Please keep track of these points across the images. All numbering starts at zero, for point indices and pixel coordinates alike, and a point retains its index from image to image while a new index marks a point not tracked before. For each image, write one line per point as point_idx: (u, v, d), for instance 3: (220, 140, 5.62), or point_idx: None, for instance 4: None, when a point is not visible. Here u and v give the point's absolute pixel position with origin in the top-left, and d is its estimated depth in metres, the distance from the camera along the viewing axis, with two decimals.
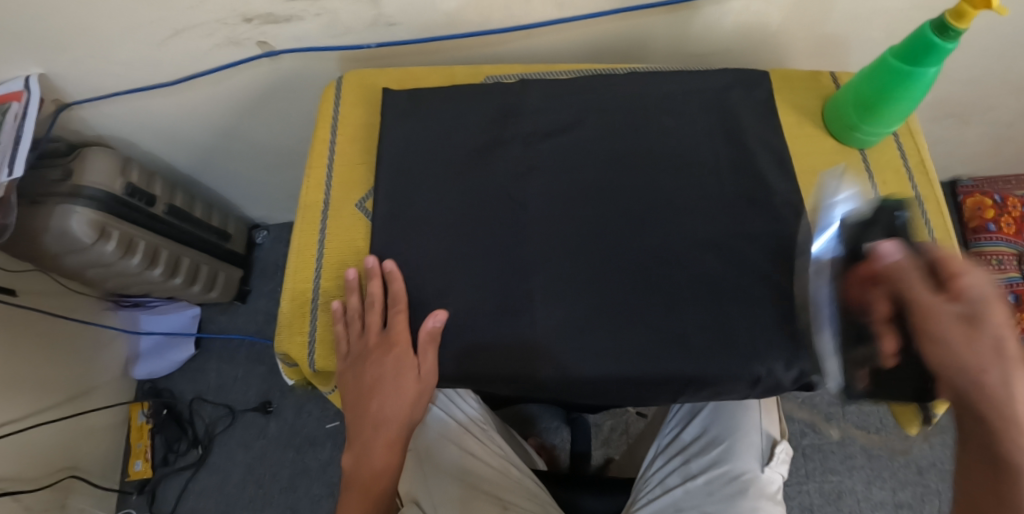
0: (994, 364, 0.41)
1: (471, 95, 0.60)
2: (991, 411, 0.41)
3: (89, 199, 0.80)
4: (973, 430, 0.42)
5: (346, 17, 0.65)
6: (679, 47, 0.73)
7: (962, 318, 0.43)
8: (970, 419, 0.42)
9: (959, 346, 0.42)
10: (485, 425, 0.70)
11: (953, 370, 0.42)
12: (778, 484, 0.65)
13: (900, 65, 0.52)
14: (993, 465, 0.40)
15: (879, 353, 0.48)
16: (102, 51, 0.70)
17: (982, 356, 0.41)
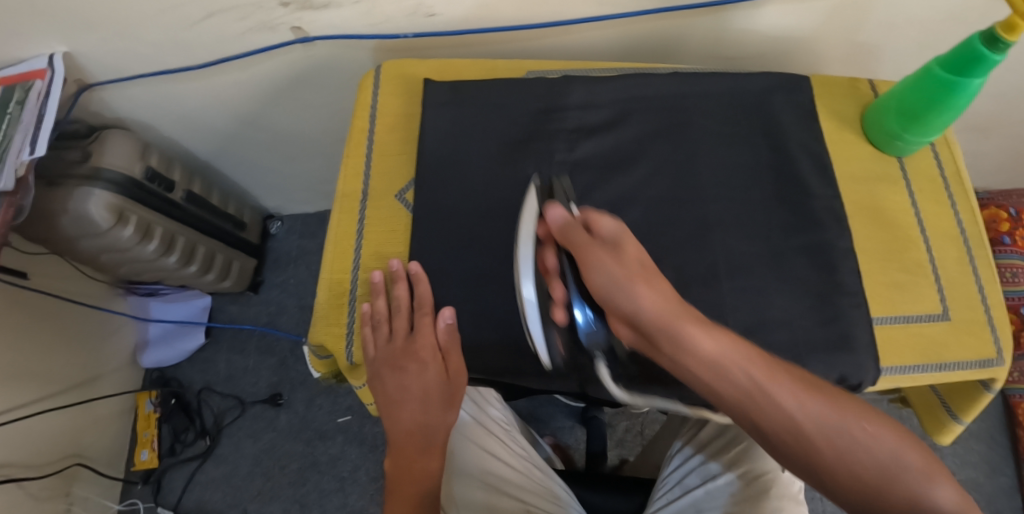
0: (686, 319, 0.41)
1: (514, 89, 0.59)
2: (727, 375, 0.41)
3: (108, 182, 0.79)
4: (791, 433, 0.40)
5: (386, 5, 0.64)
6: (714, 49, 0.73)
7: (591, 259, 0.42)
8: (791, 440, 0.40)
9: (637, 291, 0.41)
10: (507, 426, 0.69)
11: (665, 327, 0.41)
12: (801, 484, 0.60)
13: (945, 74, 0.52)
14: (833, 457, 0.39)
15: (558, 327, 0.46)
16: (132, 31, 0.69)
17: (678, 312, 0.41)
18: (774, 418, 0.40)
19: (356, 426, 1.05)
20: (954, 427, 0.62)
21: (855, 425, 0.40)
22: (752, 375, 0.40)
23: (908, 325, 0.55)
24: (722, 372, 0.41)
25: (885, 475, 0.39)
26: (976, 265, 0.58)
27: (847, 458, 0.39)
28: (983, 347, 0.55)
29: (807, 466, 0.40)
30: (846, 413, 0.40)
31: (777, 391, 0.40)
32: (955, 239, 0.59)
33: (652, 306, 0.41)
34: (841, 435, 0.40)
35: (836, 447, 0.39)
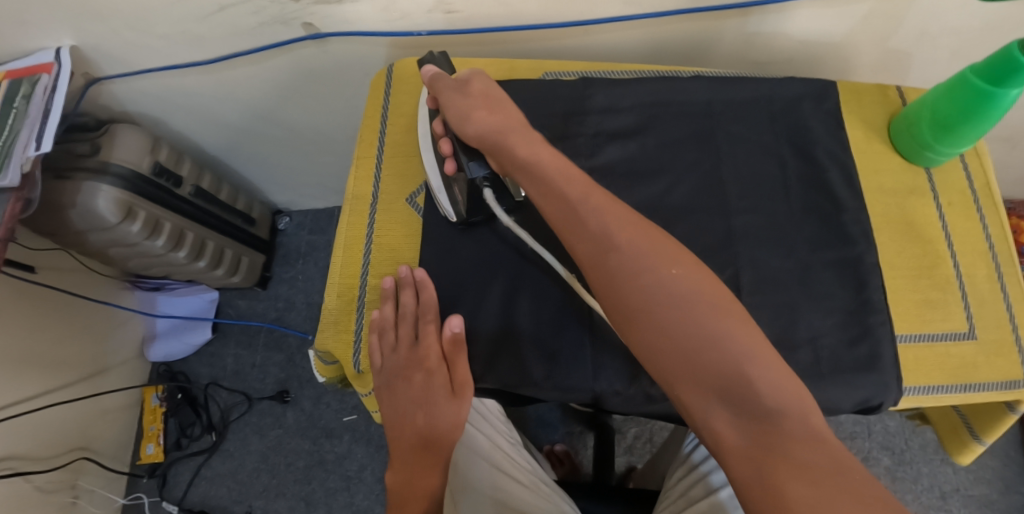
0: (517, 132, 0.46)
1: (532, 92, 0.58)
2: (560, 196, 0.42)
3: (115, 176, 0.78)
4: (641, 310, 0.37)
5: (402, 2, 0.62)
6: (738, 52, 0.71)
7: (446, 99, 0.50)
8: (636, 298, 0.38)
9: (479, 115, 0.47)
10: (512, 441, 0.67)
11: (500, 139, 0.46)
12: None
13: (983, 84, 0.50)
14: (690, 356, 0.36)
15: (455, 179, 0.51)
16: (142, 25, 0.68)
17: (516, 128, 0.47)
18: (624, 278, 0.38)
19: (363, 425, 1.04)
20: (977, 447, 0.61)
21: (723, 320, 0.36)
22: (607, 227, 0.40)
23: (934, 343, 0.53)
24: (555, 173, 0.44)
25: (743, 378, 0.35)
26: (1004, 283, 0.56)
27: (705, 355, 0.35)
28: (1010, 369, 0.53)
29: (650, 345, 0.37)
30: (708, 304, 0.37)
31: (636, 253, 0.39)
32: (984, 255, 0.57)
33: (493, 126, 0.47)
34: (701, 318, 0.36)
35: (698, 346, 0.36)
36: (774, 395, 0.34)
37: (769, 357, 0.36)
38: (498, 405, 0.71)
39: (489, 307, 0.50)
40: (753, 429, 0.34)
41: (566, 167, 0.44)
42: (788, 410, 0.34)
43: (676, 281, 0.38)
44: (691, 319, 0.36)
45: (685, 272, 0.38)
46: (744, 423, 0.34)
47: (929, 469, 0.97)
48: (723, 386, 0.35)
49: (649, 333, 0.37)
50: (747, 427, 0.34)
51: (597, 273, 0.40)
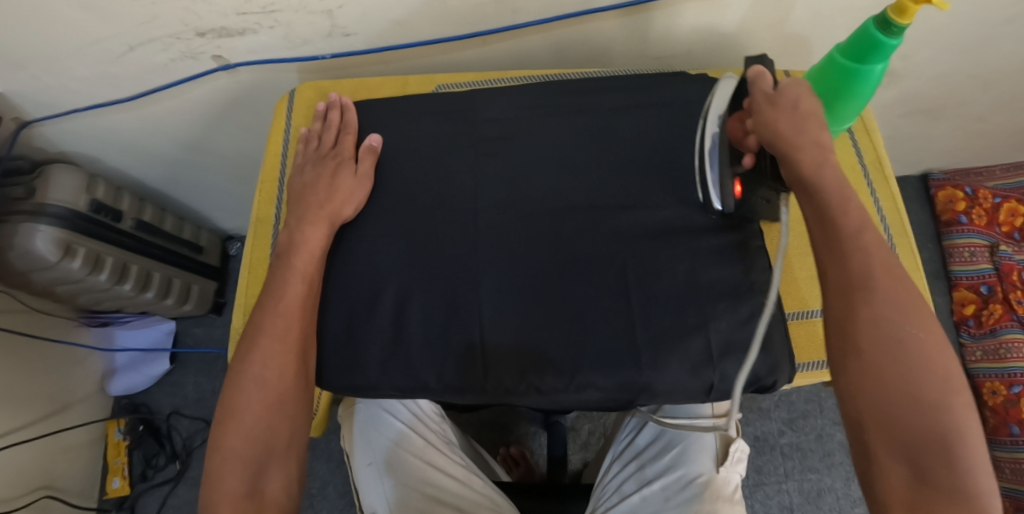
0: (809, 152, 0.43)
1: (421, 107, 0.61)
2: (833, 228, 0.44)
3: (52, 216, 0.79)
4: (866, 352, 0.41)
5: (299, 28, 0.64)
6: (637, 50, 0.73)
7: (761, 104, 0.45)
8: (868, 341, 0.41)
9: (786, 127, 0.44)
10: (449, 436, 0.67)
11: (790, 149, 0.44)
12: (735, 483, 0.62)
13: (847, 63, 0.51)
14: (894, 409, 0.40)
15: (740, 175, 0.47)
16: (58, 68, 0.69)
17: (814, 150, 0.43)
18: (863, 320, 0.42)
19: (323, 442, 1.04)
20: None
21: (945, 392, 0.39)
22: (863, 271, 0.42)
23: (812, 321, 0.61)
24: (840, 200, 0.43)
25: (935, 442, 0.39)
26: (897, 253, 0.58)
27: (906, 412, 0.40)
28: None
29: (858, 381, 0.41)
30: (934, 367, 0.40)
31: (890, 305, 0.41)
32: (875, 228, 0.59)
33: (786, 135, 0.44)
34: (924, 385, 0.40)
35: (902, 401, 0.40)
36: (966, 474, 0.38)
37: (975, 435, 0.39)
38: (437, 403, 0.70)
39: (384, 319, 0.53)
40: (920, 488, 0.39)
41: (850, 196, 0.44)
42: (970, 487, 0.38)
43: (925, 341, 0.40)
44: (910, 373, 0.40)
45: (931, 334, 0.41)
46: (911, 477, 0.39)
47: None
48: (913, 448, 0.39)
49: (863, 376, 0.41)
50: (917, 483, 0.39)
51: (836, 307, 0.43)
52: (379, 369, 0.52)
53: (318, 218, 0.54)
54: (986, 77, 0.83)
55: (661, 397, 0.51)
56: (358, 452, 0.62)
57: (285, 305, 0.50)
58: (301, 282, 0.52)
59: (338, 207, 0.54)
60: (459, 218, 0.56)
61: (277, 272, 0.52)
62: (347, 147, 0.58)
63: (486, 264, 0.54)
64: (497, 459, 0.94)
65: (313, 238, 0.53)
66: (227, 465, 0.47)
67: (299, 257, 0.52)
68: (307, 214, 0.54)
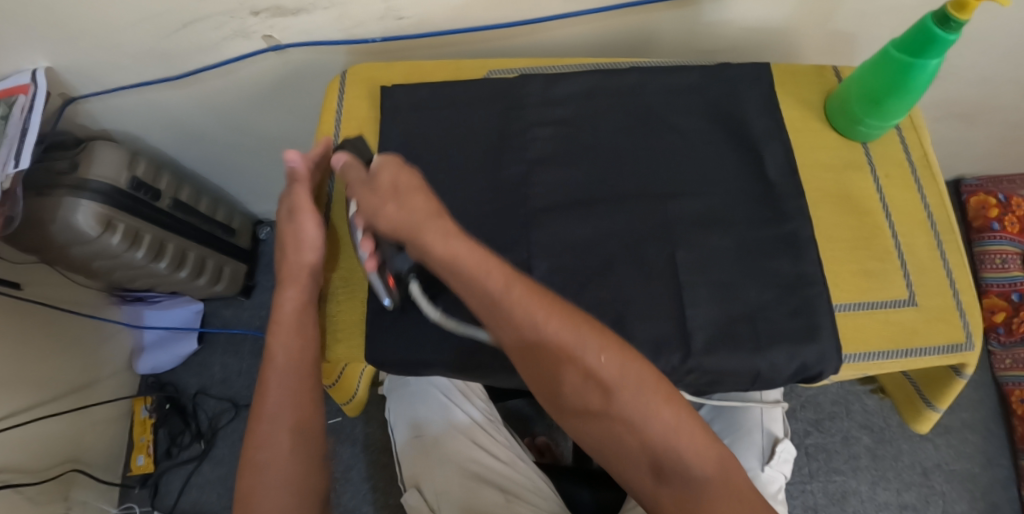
0: (428, 224, 0.44)
1: (473, 89, 0.61)
2: (481, 292, 0.43)
3: (94, 192, 0.80)
4: (567, 395, 0.41)
5: (353, 10, 0.65)
6: (684, 43, 0.73)
7: (363, 191, 0.49)
8: (562, 384, 0.41)
9: (391, 210, 0.46)
10: (493, 418, 0.70)
11: (419, 233, 0.45)
12: (778, 482, 0.65)
13: (903, 57, 0.51)
14: (614, 441, 0.41)
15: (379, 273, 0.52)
16: (110, 44, 0.71)
17: (426, 223, 0.45)
18: (553, 372, 0.41)
19: (347, 427, 1.05)
20: (936, 416, 0.61)
21: (643, 401, 0.39)
22: (533, 338, 0.41)
23: (874, 311, 0.54)
24: (469, 277, 0.43)
25: (655, 445, 0.40)
26: (944, 250, 0.57)
27: (624, 434, 0.40)
28: (952, 332, 0.54)
29: (577, 415, 0.42)
30: (633, 393, 0.40)
31: (576, 353, 0.40)
32: (923, 224, 0.58)
33: (403, 222, 0.46)
34: (622, 408, 0.40)
35: (614, 425, 0.40)
36: (689, 460, 0.39)
37: (685, 425, 0.40)
38: (481, 387, 0.73)
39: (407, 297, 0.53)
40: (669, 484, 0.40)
41: (488, 264, 0.43)
42: (701, 470, 0.39)
43: (611, 370, 0.40)
44: (614, 410, 0.40)
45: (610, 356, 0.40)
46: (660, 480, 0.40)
47: (909, 446, 0.97)
48: (644, 453, 0.40)
49: (580, 412, 0.42)
50: (662, 481, 0.40)
51: (529, 369, 0.43)
52: (434, 349, 0.52)
53: (291, 279, 0.54)
54: None
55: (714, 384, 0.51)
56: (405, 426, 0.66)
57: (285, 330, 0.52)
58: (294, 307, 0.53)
59: (304, 263, 0.55)
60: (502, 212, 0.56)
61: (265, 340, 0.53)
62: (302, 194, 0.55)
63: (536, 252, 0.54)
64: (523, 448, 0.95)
65: (285, 305, 0.53)
66: (256, 475, 0.46)
67: (281, 321, 0.53)
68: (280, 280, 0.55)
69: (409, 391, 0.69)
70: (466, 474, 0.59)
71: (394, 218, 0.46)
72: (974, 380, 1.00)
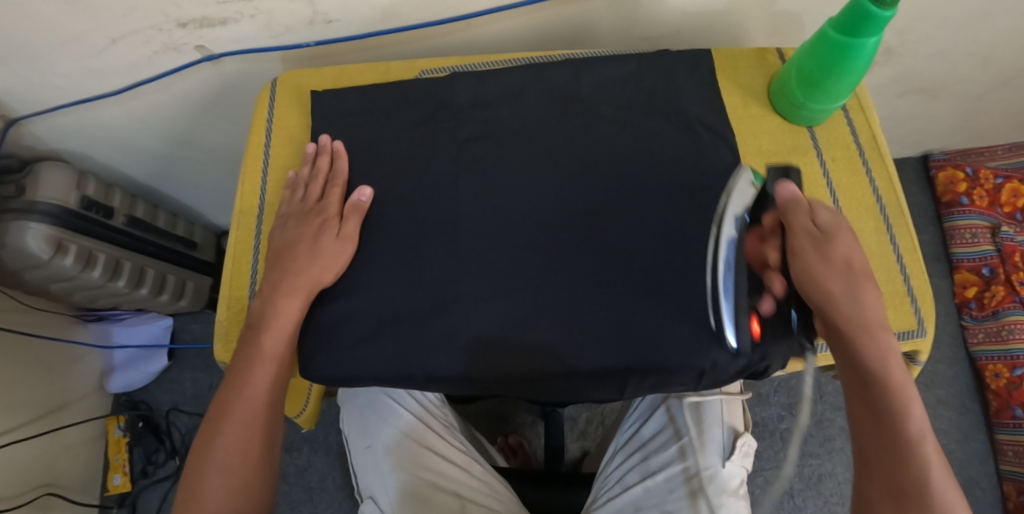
0: (870, 326, 0.47)
1: (404, 91, 0.60)
2: (874, 380, 0.47)
3: (44, 214, 0.79)
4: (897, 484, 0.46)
5: (280, 16, 0.63)
6: (625, 31, 0.71)
7: (809, 247, 0.49)
8: (895, 465, 0.46)
9: (840, 290, 0.48)
10: (448, 422, 0.70)
11: (852, 324, 0.47)
12: (740, 478, 0.61)
13: (838, 37, 0.50)
14: None
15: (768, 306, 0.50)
16: (43, 64, 0.69)
17: (863, 317, 0.47)
18: (899, 452, 0.46)
19: (321, 435, 1.05)
20: None
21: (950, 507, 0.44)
22: (906, 414, 0.46)
23: None
24: (877, 367, 0.47)
25: None
26: (893, 234, 0.56)
27: None
28: (903, 319, 0.53)
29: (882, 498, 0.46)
30: (931, 448, 0.46)
31: (915, 424, 0.46)
32: (871, 209, 0.57)
33: (827, 292, 0.48)
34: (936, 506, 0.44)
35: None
36: None
37: None
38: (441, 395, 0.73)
39: (413, 321, 0.52)
40: None
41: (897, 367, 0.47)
42: None
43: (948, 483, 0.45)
44: (917, 445, 0.46)
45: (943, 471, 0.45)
46: None
47: None
48: None
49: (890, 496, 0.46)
50: None
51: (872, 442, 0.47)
52: (370, 365, 0.51)
53: (296, 291, 0.52)
54: (984, 53, 0.81)
55: (651, 386, 0.50)
56: (355, 437, 0.66)
57: (271, 339, 0.51)
58: (295, 313, 0.52)
59: (319, 273, 0.52)
60: (434, 217, 0.55)
61: (250, 339, 0.52)
62: (332, 202, 0.55)
63: (472, 259, 0.53)
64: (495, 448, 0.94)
65: (285, 319, 0.51)
66: (200, 480, 0.49)
67: (269, 331, 0.51)
68: (286, 286, 0.52)
69: (358, 401, 0.68)
70: (420, 483, 0.61)
71: (838, 294, 0.48)
72: (948, 356, 0.99)
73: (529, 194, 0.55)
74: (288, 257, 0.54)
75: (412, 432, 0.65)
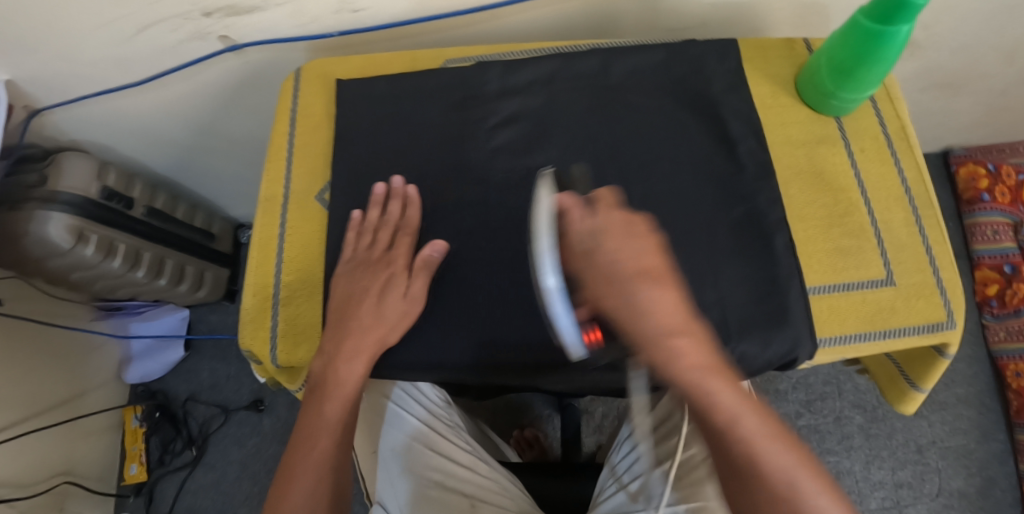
0: (622, 281, 0.36)
1: (430, 80, 0.60)
2: (622, 324, 0.37)
3: (65, 204, 0.79)
4: (726, 435, 0.38)
5: (306, 5, 0.63)
6: (650, 22, 0.71)
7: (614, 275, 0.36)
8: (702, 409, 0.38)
9: (636, 296, 0.36)
10: (453, 422, 0.71)
11: (629, 332, 0.36)
12: None
13: (871, 25, 0.49)
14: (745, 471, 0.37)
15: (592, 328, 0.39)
16: (67, 53, 0.69)
17: (631, 274, 0.36)
18: (697, 393, 0.37)
19: None
20: (920, 397, 0.60)
21: (750, 429, 0.37)
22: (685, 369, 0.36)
23: (850, 292, 0.52)
24: (639, 329, 0.36)
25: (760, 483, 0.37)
26: (923, 226, 0.55)
27: (751, 466, 0.37)
28: (932, 312, 0.52)
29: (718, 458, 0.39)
30: (810, 481, 0.37)
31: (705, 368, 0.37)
32: (901, 200, 0.56)
33: (653, 334, 0.35)
34: (755, 446, 0.37)
35: (744, 453, 0.37)
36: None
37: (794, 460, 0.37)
38: (441, 392, 0.74)
39: (438, 306, 0.52)
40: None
41: (657, 302, 0.36)
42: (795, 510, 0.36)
43: (737, 410, 0.37)
44: (757, 452, 0.37)
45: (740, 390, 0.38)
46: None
47: (903, 423, 0.96)
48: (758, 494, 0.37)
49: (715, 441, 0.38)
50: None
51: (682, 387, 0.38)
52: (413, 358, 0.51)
53: (363, 349, 0.49)
54: (1011, 47, 0.80)
55: None
56: (362, 441, 0.66)
57: (332, 406, 0.49)
58: (361, 365, 0.49)
59: (383, 334, 0.50)
60: (461, 207, 0.55)
61: (312, 402, 0.50)
62: (400, 253, 0.52)
63: (501, 246, 0.53)
64: (511, 442, 0.94)
65: (350, 382, 0.49)
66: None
67: (332, 396, 0.49)
68: (348, 343, 0.50)
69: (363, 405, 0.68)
70: (427, 483, 0.62)
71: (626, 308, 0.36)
72: (969, 354, 0.98)
73: None
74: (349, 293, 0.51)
75: (419, 433, 0.66)
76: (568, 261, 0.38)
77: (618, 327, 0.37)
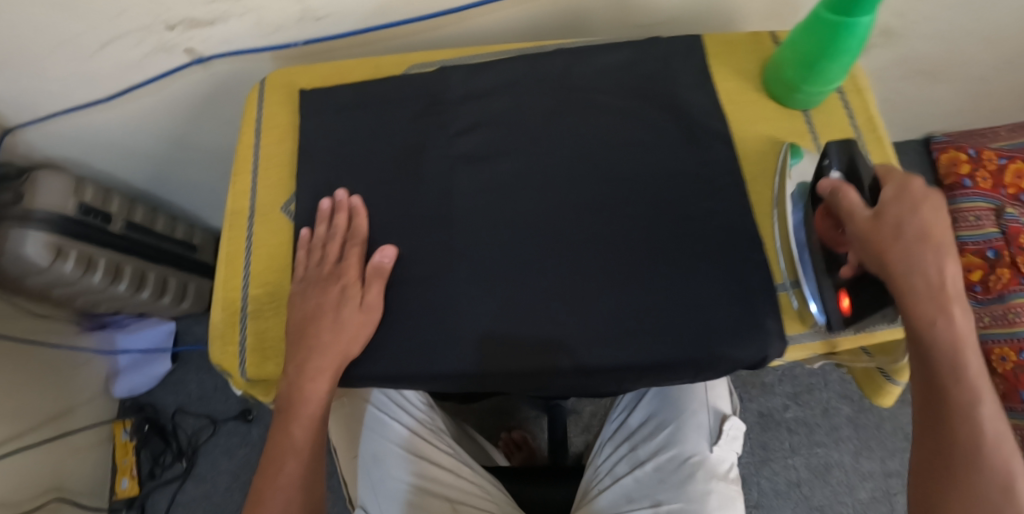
0: (920, 239, 0.41)
1: (394, 88, 0.59)
2: (895, 259, 0.42)
3: (41, 221, 0.79)
4: (932, 355, 0.41)
5: (269, 14, 0.63)
6: (618, 19, 0.71)
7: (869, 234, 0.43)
8: (916, 324, 0.41)
9: (896, 255, 0.42)
10: (436, 425, 0.70)
11: (888, 260, 0.42)
12: (728, 462, 0.64)
13: (830, 16, 0.48)
14: (937, 391, 0.41)
15: (839, 283, 0.49)
16: (34, 70, 0.69)
17: (938, 233, 0.42)
18: (925, 312, 0.41)
19: None
20: (896, 390, 0.60)
21: (969, 364, 0.40)
22: (939, 277, 0.41)
23: None
24: (908, 260, 0.41)
25: (957, 409, 0.40)
26: None
27: (947, 389, 0.40)
28: None
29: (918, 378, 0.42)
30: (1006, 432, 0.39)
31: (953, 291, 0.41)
32: None
33: (915, 277, 0.41)
34: (966, 376, 0.40)
35: (947, 378, 0.40)
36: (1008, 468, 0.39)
37: (991, 406, 0.40)
38: (423, 395, 0.72)
39: (404, 313, 0.52)
40: (938, 450, 0.41)
41: (923, 263, 0.41)
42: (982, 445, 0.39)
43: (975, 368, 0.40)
44: (975, 388, 0.40)
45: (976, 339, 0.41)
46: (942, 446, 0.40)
47: (890, 413, 0.96)
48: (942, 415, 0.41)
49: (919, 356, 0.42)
50: (955, 458, 0.40)
51: (902, 298, 0.42)
52: (381, 368, 0.51)
53: (325, 367, 0.50)
54: (987, 32, 0.80)
55: (652, 378, 0.49)
56: (344, 446, 0.66)
57: (300, 424, 0.52)
58: (325, 384, 0.51)
59: (345, 348, 0.51)
60: (426, 215, 0.55)
61: (281, 420, 0.53)
62: (352, 264, 0.53)
63: (468, 252, 0.53)
64: (499, 445, 0.94)
65: (313, 401, 0.51)
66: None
67: (300, 414, 0.52)
68: (311, 363, 0.51)
69: (345, 410, 0.67)
70: (410, 490, 0.62)
71: (871, 232, 0.43)
72: None
73: (522, 187, 0.55)
74: (308, 310, 0.52)
75: (401, 437, 0.65)
76: (879, 213, 0.43)
77: (881, 265, 0.42)
